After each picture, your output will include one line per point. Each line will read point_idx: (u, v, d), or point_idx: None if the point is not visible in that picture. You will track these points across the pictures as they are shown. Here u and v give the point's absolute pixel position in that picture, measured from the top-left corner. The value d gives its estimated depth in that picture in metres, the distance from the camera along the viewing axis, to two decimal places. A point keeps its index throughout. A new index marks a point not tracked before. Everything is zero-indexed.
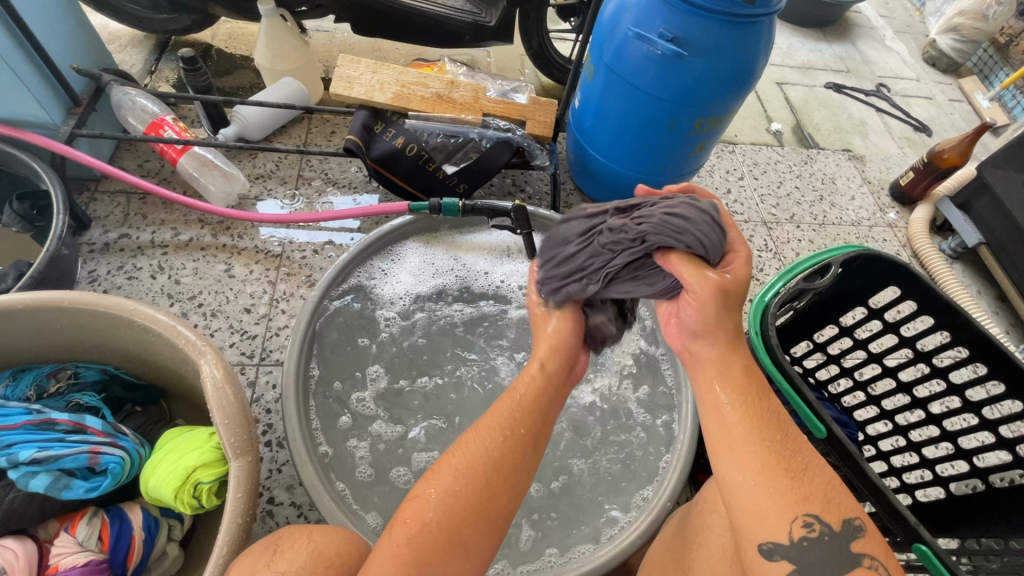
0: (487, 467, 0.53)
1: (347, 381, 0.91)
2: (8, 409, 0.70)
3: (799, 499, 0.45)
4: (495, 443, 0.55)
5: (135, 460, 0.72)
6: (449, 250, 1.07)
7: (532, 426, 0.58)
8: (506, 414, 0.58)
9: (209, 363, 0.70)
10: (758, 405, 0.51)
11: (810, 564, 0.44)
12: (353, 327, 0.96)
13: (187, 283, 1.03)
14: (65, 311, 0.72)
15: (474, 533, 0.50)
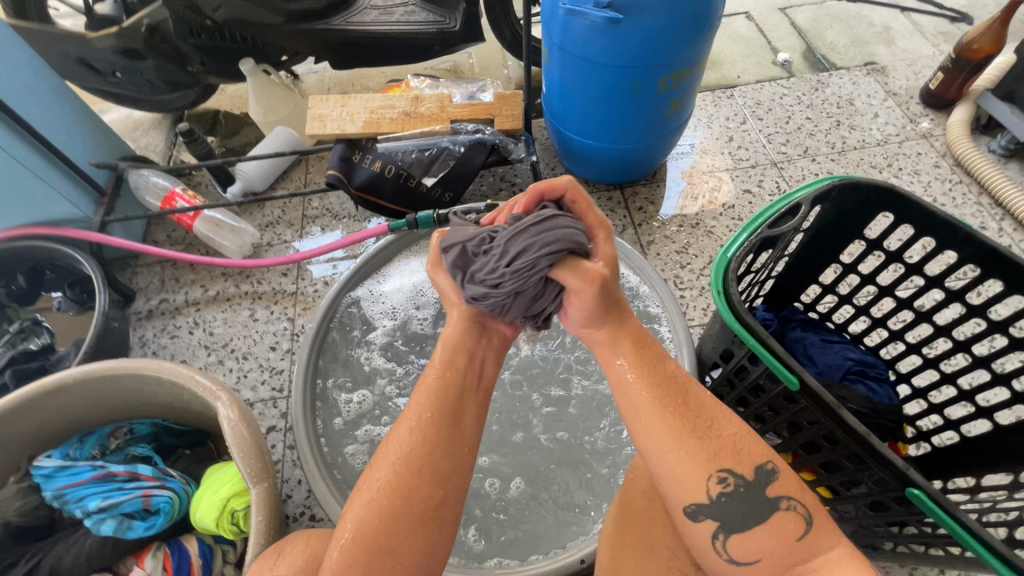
0: (401, 468, 0.51)
1: (361, 399, 0.97)
2: (77, 468, 0.82)
3: (711, 458, 0.48)
4: (409, 441, 0.52)
5: (183, 497, 0.82)
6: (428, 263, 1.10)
7: (445, 406, 0.54)
8: (420, 402, 0.55)
9: (225, 405, 0.79)
10: (665, 376, 0.52)
11: (732, 519, 0.48)
12: (361, 349, 1.02)
13: (220, 333, 1.14)
14: (107, 379, 0.83)
15: (410, 536, 0.49)
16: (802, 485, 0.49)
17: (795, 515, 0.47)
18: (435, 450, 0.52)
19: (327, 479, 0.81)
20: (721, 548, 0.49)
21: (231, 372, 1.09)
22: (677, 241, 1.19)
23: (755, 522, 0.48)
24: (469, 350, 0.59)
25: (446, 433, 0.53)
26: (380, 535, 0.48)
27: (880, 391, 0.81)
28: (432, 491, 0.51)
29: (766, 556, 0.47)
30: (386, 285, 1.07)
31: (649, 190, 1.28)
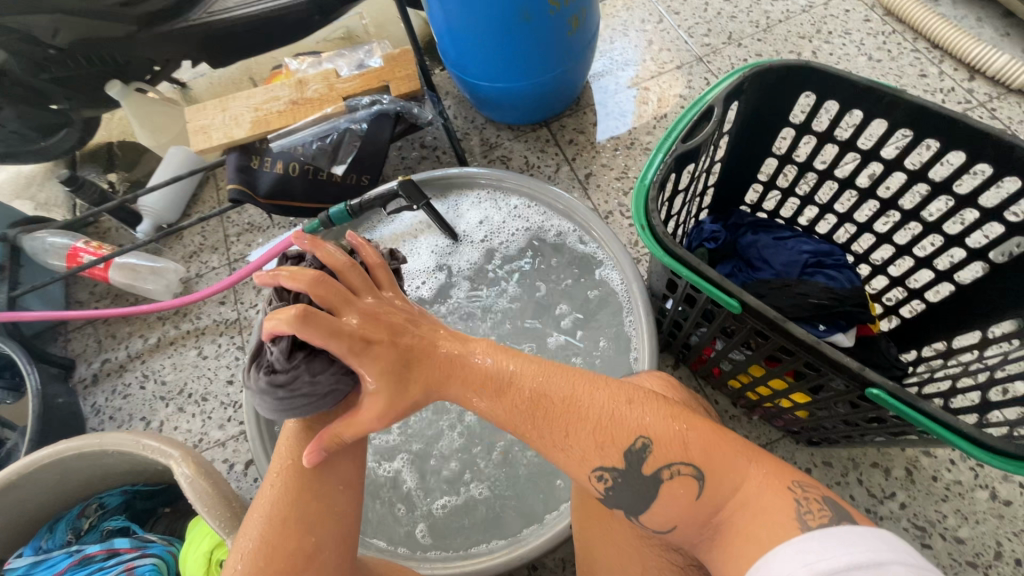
0: (266, 529, 0.47)
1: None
2: (53, 558, 0.79)
3: (583, 460, 0.49)
4: (271, 500, 0.49)
5: (171, 560, 0.80)
6: None
7: (305, 447, 0.50)
8: (282, 451, 0.51)
9: (180, 462, 0.76)
10: (518, 400, 0.50)
11: (629, 503, 0.49)
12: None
13: (172, 379, 1.09)
14: (54, 466, 0.79)
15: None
16: (685, 442, 0.47)
17: (682, 479, 0.47)
18: (302, 500, 0.48)
19: None
20: (640, 521, 0.51)
21: (194, 417, 1.04)
22: (615, 167, 1.12)
23: (651, 497, 0.48)
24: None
25: (306, 480, 0.49)
26: None
27: (841, 278, 0.78)
28: (300, 547, 0.46)
29: (676, 522, 0.48)
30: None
31: (575, 119, 1.20)
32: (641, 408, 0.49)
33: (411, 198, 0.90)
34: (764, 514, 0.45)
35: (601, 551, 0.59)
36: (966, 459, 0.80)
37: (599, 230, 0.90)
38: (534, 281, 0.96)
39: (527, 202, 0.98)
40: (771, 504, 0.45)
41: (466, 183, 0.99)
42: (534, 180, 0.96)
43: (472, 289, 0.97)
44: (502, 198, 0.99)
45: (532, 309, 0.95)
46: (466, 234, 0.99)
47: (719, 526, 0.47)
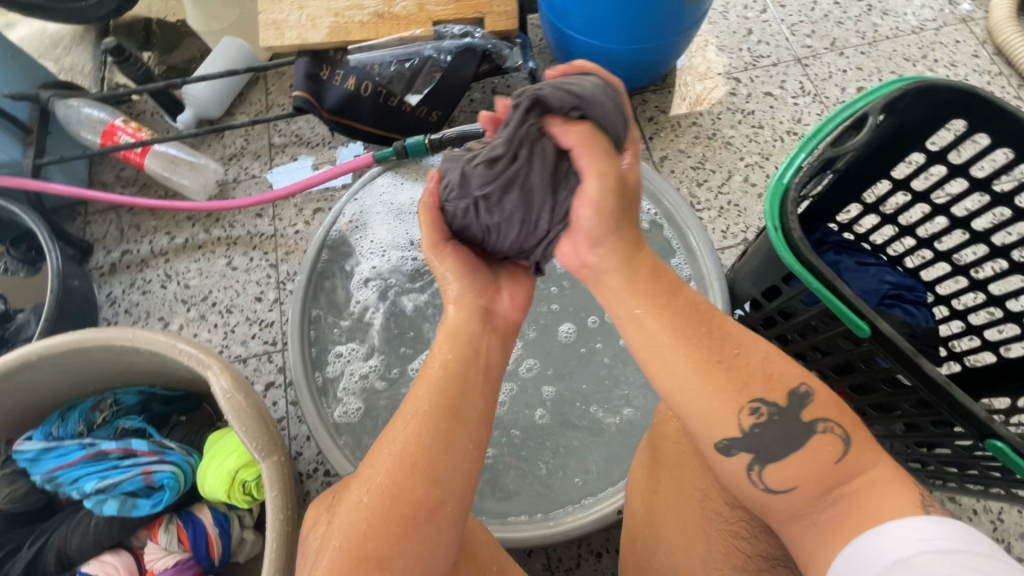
0: (395, 465, 0.47)
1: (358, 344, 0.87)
2: (65, 448, 0.76)
3: (741, 388, 0.45)
4: (404, 438, 0.48)
5: (187, 470, 0.77)
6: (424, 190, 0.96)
7: (446, 400, 0.49)
8: (419, 395, 0.50)
9: (217, 374, 0.71)
10: (687, 311, 0.48)
11: (765, 448, 0.45)
12: (353, 292, 0.89)
13: (196, 285, 1.04)
14: (76, 353, 0.74)
15: (397, 553, 0.44)
16: (840, 406, 0.46)
17: (833, 437, 0.44)
18: (434, 447, 0.47)
19: (337, 442, 0.75)
20: (755, 479, 0.45)
21: (216, 328, 1.00)
22: (692, 155, 1.08)
23: (790, 449, 0.45)
24: (478, 339, 0.53)
25: (439, 434, 0.48)
26: (371, 543, 0.44)
27: (918, 315, 0.76)
28: (425, 496, 0.46)
29: (803, 484, 0.44)
30: (376, 228, 0.93)
31: (659, 97, 1.14)
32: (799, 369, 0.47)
33: None
34: (897, 491, 0.42)
35: (659, 522, 0.56)
36: (989, 512, 0.81)
37: (697, 241, 0.84)
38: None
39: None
40: (903, 490, 0.42)
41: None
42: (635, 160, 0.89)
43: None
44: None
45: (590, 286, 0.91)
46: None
47: (837, 504, 0.43)
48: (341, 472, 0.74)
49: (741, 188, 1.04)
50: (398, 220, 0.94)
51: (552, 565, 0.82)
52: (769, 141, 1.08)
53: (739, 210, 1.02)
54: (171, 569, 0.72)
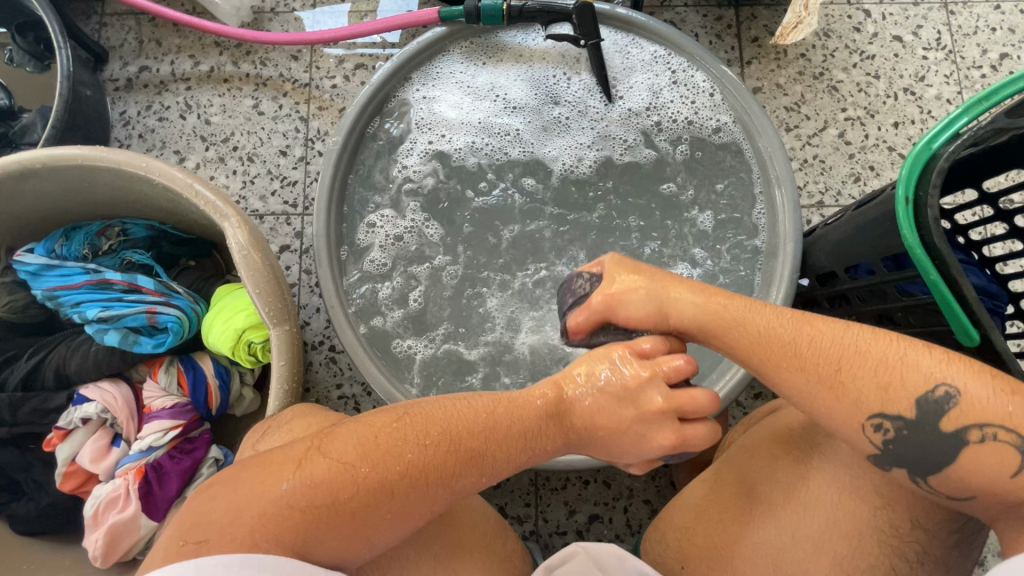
0: (431, 470, 0.46)
1: (385, 231, 0.80)
2: (67, 269, 0.73)
3: (852, 406, 0.46)
4: (459, 464, 0.47)
5: (193, 318, 0.74)
6: (493, 73, 0.85)
7: (513, 463, 0.50)
8: (505, 444, 0.49)
9: (233, 226, 0.65)
10: (784, 348, 0.49)
11: (911, 462, 0.46)
12: (395, 161, 0.82)
13: (217, 123, 0.94)
14: (84, 171, 0.68)
15: (370, 520, 0.44)
16: (1009, 404, 0.42)
17: (999, 443, 0.42)
18: (466, 487, 0.48)
19: (351, 324, 0.71)
20: (927, 489, 0.47)
21: (234, 175, 0.93)
22: (789, 94, 0.94)
23: (940, 463, 0.44)
24: (545, 429, 0.51)
25: (474, 480, 0.48)
26: (368, 517, 0.43)
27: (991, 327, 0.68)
28: (420, 493, 0.45)
29: (981, 495, 0.44)
30: (437, 91, 0.83)
31: (770, 14, 0.97)
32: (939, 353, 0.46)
33: (583, 27, 0.76)
34: None
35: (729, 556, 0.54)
36: None
37: (782, 199, 0.72)
38: (664, 184, 0.82)
39: (713, 92, 0.80)
40: None
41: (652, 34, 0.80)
42: (738, 80, 0.76)
43: (596, 156, 0.83)
44: (686, 73, 0.81)
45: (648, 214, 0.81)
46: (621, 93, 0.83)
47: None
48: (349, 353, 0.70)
49: (833, 144, 0.92)
50: (465, 91, 0.84)
51: (538, 483, 0.83)
52: (880, 95, 0.94)
53: (824, 167, 0.91)
54: (168, 410, 0.72)
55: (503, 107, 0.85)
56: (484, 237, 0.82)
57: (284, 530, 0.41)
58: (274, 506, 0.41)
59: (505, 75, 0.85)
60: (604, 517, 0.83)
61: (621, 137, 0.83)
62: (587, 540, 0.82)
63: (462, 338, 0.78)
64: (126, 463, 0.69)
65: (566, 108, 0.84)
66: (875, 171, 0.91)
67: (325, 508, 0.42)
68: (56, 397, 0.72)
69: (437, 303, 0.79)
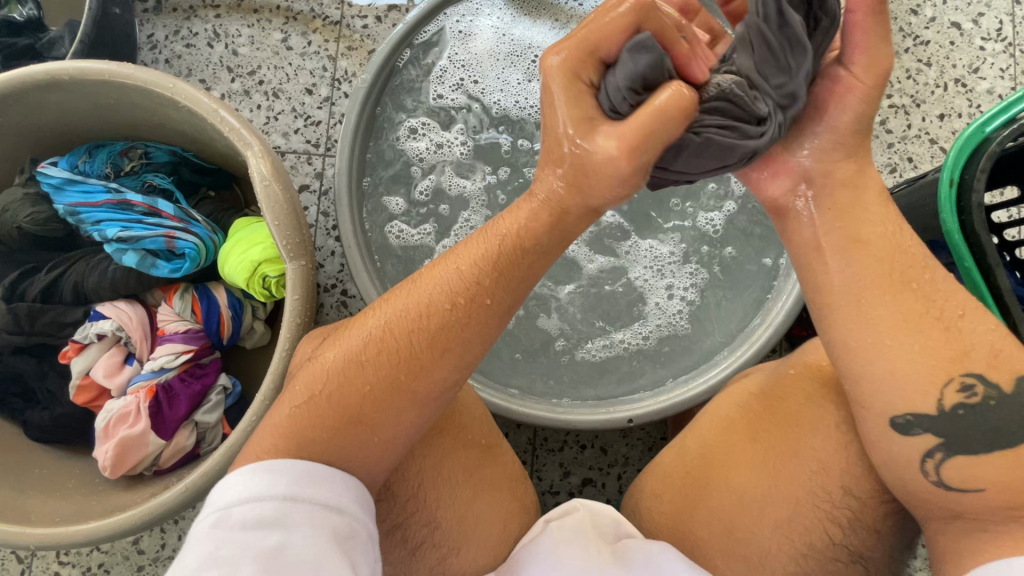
0: (401, 332, 0.45)
1: (415, 148, 0.80)
2: (90, 187, 0.73)
3: (956, 360, 0.44)
4: (425, 307, 0.45)
5: (210, 247, 0.75)
6: (531, 20, 0.83)
7: (484, 286, 0.45)
8: (461, 269, 0.46)
9: (256, 156, 0.64)
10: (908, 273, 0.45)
11: (958, 435, 0.44)
12: (429, 90, 0.81)
13: (245, 54, 0.93)
14: (111, 88, 0.67)
15: (370, 404, 0.45)
16: None
17: None
18: (439, 330, 0.45)
19: (366, 266, 0.70)
20: (931, 468, 0.45)
21: (258, 109, 0.91)
22: None
23: (993, 446, 0.44)
24: (519, 219, 0.46)
25: (462, 325, 0.45)
26: (367, 401, 0.45)
27: None
28: (400, 360, 0.45)
29: (989, 489, 0.43)
30: (474, 32, 0.81)
31: None
32: (935, 341, 0.44)
33: None
34: None
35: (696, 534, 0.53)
36: None
37: None
38: None
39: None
40: None
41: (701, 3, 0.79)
42: None
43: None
44: None
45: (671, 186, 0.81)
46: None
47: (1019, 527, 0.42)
48: (362, 295, 0.70)
49: (873, 130, 0.89)
50: (502, 39, 0.82)
51: (536, 442, 0.85)
52: (929, 84, 0.90)
53: None
54: (181, 335, 0.73)
55: (539, 58, 0.82)
56: (498, 166, 0.81)
57: (282, 437, 0.44)
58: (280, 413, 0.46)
59: (542, 28, 0.83)
60: (597, 481, 0.84)
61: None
62: None
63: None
64: (137, 381, 0.71)
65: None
66: (912, 163, 0.88)
67: (311, 398, 0.45)
68: (73, 312, 0.74)
69: (453, 219, 0.80)
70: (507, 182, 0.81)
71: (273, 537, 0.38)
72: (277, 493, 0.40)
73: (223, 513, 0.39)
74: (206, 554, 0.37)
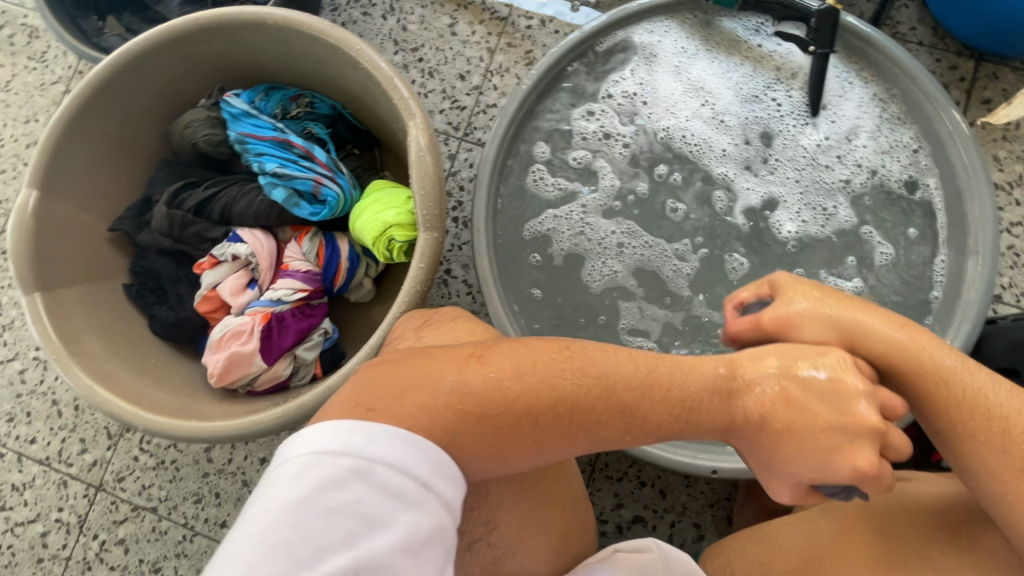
0: (572, 407, 0.44)
1: (587, 126, 0.82)
2: (260, 122, 0.79)
3: None
4: (600, 400, 0.44)
5: (348, 200, 0.80)
6: (715, 56, 0.84)
7: (658, 418, 0.46)
8: (650, 402, 0.46)
9: (417, 127, 0.68)
10: (969, 421, 0.49)
11: None
12: (600, 87, 0.83)
13: (413, 32, 0.98)
14: (304, 39, 0.73)
15: (512, 439, 0.43)
16: None
17: None
18: (598, 426, 0.45)
19: (490, 251, 0.72)
20: None
21: (412, 84, 0.97)
22: (1006, 172, 0.84)
23: None
24: (709, 399, 0.48)
25: (620, 429, 0.46)
26: (510, 438, 0.43)
27: None
28: (561, 427, 0.44)
29: None
30: (663, 61, 0.84)
31: (1015, 80, 0.86)
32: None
33: (818, 35, 0.76)
34: None
35: None
36: None
37: (974, 268, 0.70)
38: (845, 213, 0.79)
39: (920, 150, 0.77)
40: None
41: (885, 69, 0.78)
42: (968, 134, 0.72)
43: (797, 229, 0.79)
44: (894, 122, 0.79)
45: (827, 247, 0.78)
46: (826, 121, 0.81)
47: None
48: (479, 279, 0.72)
49: None
50: (682, 68, 0.83)
51: (596, 465, 0.84)
52: None
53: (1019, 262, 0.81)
54: (302, 274, 0.78)
55: (709, 93, 0.83)
56: (634, 191, 0.82)
57: (436, 424, 0.42)
58: (439, 396, 0.42)
59: (721, 65, 0.84)
60: (648, 522, 0.82)
61: (820, 206, 0.79)
62: (624, 537, 0.81)
63: (593, 256, 0.80)
64: (256, 306, 0.76)
65: (773, 138, 0.81)
66: None
67: (477, 417, 0.43)
68: (216, 230, 0.80)
69: (576, 242, 0.80)
70: (637, 208, 0.81)
71: (407, 513, 0.38)
72: (417, 473, 0.39)
73: (364, 461, 0.38)
74: (342, 498, 0.37)
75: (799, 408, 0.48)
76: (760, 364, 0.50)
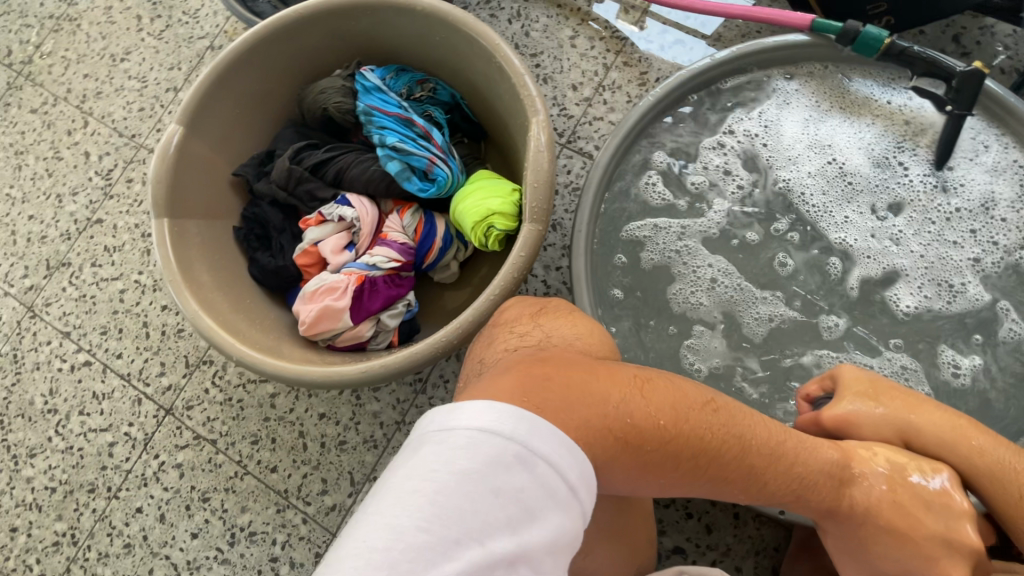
0: (717, 461, 0.47)
1: (707, 157, 0.83)
2: (387, 98, 0.84)
3: None
4: (738, 458, 0.48)
5: (453, 183, 0.83)
6: (843, 108, 0.85)
7: (780, 487, 0.50)
8: (781, 472, 0.50)
9: (539, 124, 0.71)
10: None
11: None
12: (724, 121, 0.84)
13: (534, 38, 1.03)
14: (449, 28, 0.78)
15: (653, 472, 0.46)
16: None
17: None
18: (725, 479, 0.49)
19: (586, 254, 0.77)
20: None
21: None
22: None
23: None
24: (825, 478, 0.52)
25: (744, 486, 0.49)
26: (647, 468, 0.45)
27: None
28: (698, 474, 0.47)
29: None
30: (792, 107, 0.85)
31: None
32: None
33: (958, 95, 0.76)
34: None
35: None
36: None
37: None
38: (962, 293, 0.78)
39: None
40: None
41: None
42: None
43: (917, 303, 0.78)
44: None
45: (920, 310, 0.78)
46: (955, 184, 0.81)
47: None
48: (572, 279, 0.76)
49: None
50: (808, 116, 0.85)
51: None
52: None
53: None
54: (399, 245, 0.82)
55: (835, 144, 0.84)
56: (739, 229, 0.82)
57: (595, 439, 0.42)
58: (608, 415, 0.43)
59: (853, 128, 0.84)
60: (688, 555, 0.80)
61: (948, 281, 0.78)
62: (661, 564, 0.80)
63: (680, 285, 0.81)
64: (352, 267, 0.80)
65: (897, 199, 0.81)
66: None
67: (635, 447, 0.44)
68: (326, 191, 0.85)
69: (671, 266, 0.81)
70: (740, 243, 0.82)
71: (557, 514, 0.38)
72: (569, 477, 0.39)
73: (525, 450, 0.38)
74: (503, 483, 0.36)
75: (906, 512, 0.54)
76: (873, 460, 0.55)
